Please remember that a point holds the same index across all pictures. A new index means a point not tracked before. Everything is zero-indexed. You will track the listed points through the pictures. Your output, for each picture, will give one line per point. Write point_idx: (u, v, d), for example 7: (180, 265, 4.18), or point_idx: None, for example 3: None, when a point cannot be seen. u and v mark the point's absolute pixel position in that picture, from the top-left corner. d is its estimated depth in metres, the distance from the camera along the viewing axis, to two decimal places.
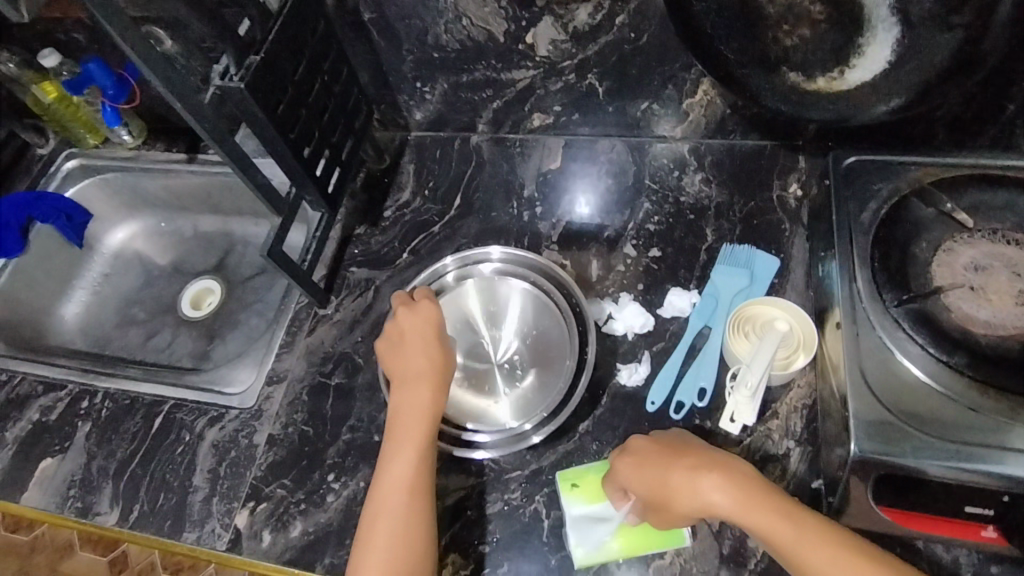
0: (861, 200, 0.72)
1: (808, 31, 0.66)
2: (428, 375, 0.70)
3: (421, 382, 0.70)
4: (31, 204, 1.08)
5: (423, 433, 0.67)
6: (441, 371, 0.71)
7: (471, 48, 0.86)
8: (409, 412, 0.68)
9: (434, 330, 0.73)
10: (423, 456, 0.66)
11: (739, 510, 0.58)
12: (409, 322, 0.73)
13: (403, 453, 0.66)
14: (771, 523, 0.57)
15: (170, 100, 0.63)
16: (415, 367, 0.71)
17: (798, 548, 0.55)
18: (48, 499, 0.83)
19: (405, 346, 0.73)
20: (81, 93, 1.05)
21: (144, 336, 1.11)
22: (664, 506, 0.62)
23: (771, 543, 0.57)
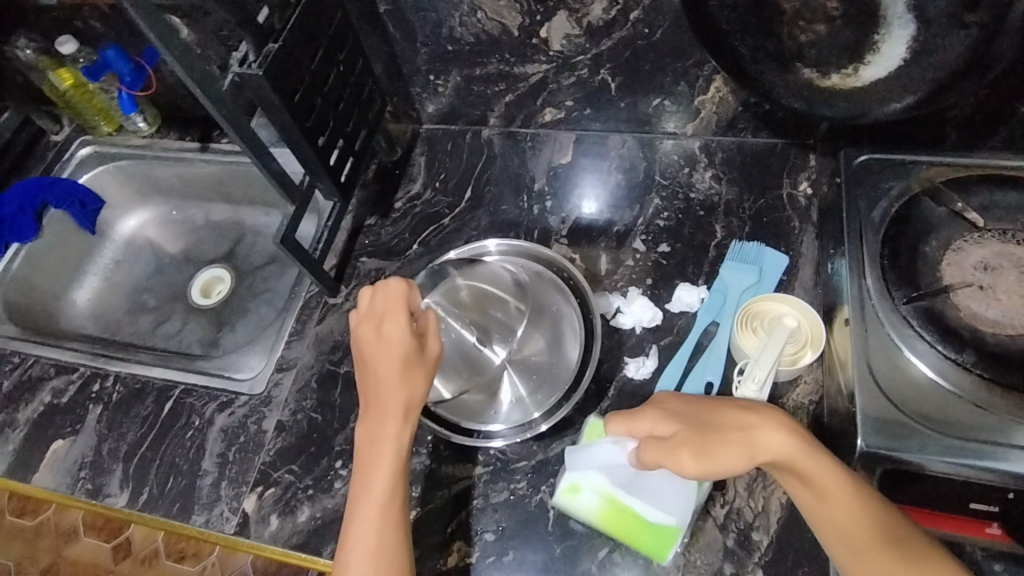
0: (871, 199, 0.73)
1: (824, 27, 0.67)
2: (393, 409, 0.64)
3: (388, 413, 0.64)
4: (45, 189, 1.10)
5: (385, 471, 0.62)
6: (408, 404, 0.64)
7: (485, 41, 0.86)
8: (377, 445, 0.63)
9: (400, 361, 0.64)
10: (392, 495, 0.62)
11: (802, 455, 0.57)
12: (374, 350, 0.65)
13: (372, 486, 0.62)
14: (829, 476, 0.56)
15: (189, 84, 0.64)
16: (383, 396, 0.64)
17: (848, 500, 0.56)
18: (59, 479, 0.84)
19: (370, 374, 0.65)
20: (100, 79, 1.05)
21: (154, 323, 1.12)
22: (706, 453, 0.59)
23: (822, 495, 0.56)
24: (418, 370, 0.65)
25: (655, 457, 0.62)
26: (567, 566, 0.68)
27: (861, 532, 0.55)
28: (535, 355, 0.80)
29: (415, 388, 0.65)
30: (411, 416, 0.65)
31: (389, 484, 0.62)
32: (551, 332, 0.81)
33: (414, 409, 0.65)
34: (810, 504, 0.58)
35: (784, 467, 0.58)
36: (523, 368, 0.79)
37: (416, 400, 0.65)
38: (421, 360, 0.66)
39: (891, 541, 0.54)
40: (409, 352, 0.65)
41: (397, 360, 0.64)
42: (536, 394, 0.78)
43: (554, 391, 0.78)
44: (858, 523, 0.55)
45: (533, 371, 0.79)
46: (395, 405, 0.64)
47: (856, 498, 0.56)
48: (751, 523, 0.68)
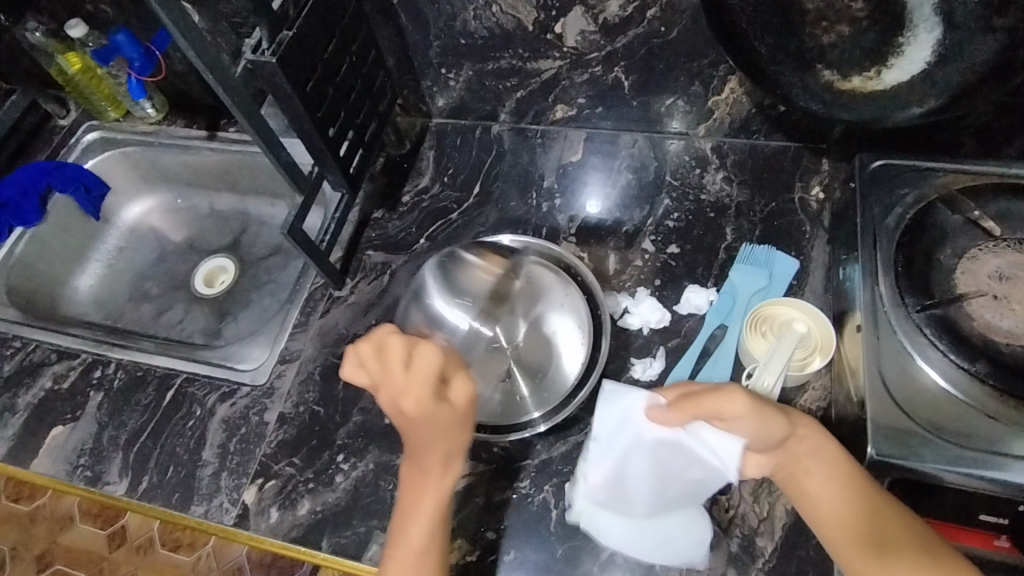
0: (885, 204, 0.72)
1: (847, 28, 0.66)
2: (438, 461, 0.62)
3: (433, 462, 0.62)
4: (51, 173, 1.09)
5: (428, 525, 0.62)
6: (449, 450, 0.62)
7: (499, 35, 0.86)
8: (422, 493, 0.62)
9: (437, 436, 0.60)
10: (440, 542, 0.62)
11: (823, 447, 0.59)
12: (412, 424, 0.60)
13: (412, 528, 0.62)
14: (851, 471, 0.57)
15: (201, 68, 0.63)
16: (425, 454, 0.62)
17: (869, 492, 0.56)
18: (58, 466, 0.84)
19: (405, 431, 0.61)
20: (109, 63, 1.05)
21: (157, 311, 1.12)
22: (759, 406, 0.57)
23: (851, 488, 0.56)
24: (461, 420, 0.61)
25: (703, 402, 0.57)
26: (569, 567, 0.68)
27: (889, 529, 0.54)
28: (538, 352, 0.80)
29: (462, 435, 0.62)
30: (456, 459, 0.63)
31: (435, 536, 0.62)
32: (555, 328, 0.81)
33: (461, 452, 0.63)
34: (838, 499, 0.56)
35: (801, 458, 0.59)
36: (528, 364, 0.80)
37: (462, 444, 0.62)
38: (459, 410, 0.61)
39: (917, 531, 0.54)
40: (449, 408, 0.60)
41: (426, 424, 0.59)
42: (543, 392, 0.78)
43: (559, 389, 0.77)
44: (887, 518, 0.55)
45: (537, 369, 0.80)
46: (437, 458, 0.62)
47: (874, 496, 0.56)
48: (756, 528, 0.67)
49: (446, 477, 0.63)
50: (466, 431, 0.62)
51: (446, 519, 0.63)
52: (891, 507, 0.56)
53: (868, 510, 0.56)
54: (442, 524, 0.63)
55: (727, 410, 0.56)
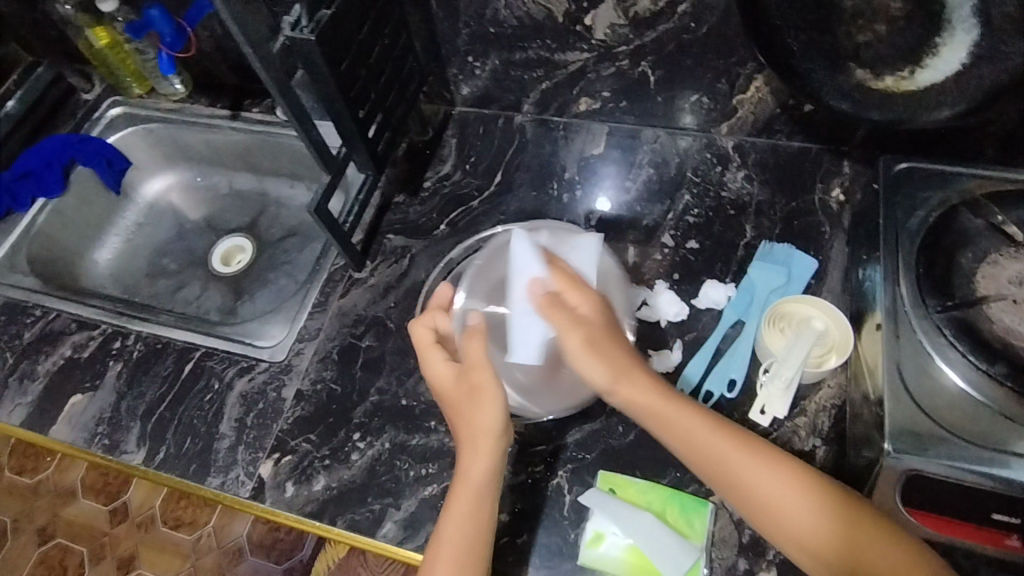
0: (908, 207, 0.73)
1: (883, 27, 0.66)
2: (464, 438, 0.64)
3: (464, 443, 0.64)
4: (74, 146, 1.11)
5: (473, 511, 0.62)
6: (470, 428, 0.63)
7: (529, 25, 0.86)
8: (463, 475, 0.63)
9: (454, 410, 0.65)
10: (478, 528, 0.61)
11: (671, 416, 0.62)
12: (442, 397, 0.66)
13: (453, 510, 0.62)
14: (725, 453, 0.60)
15: (241, 42, 0.64)
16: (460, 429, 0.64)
17: (768, 481, 0.59)
18: (77, 433, 0.85)
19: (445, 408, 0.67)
20: (142, 37, 1.05)
21: (174, 288, 1.13)
22: (589, 346, 0.63)
23: (722, 467, 0.60)
24: (470, 395, 0.63)
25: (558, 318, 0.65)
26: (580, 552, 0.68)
27: (816, 524, 0.56)
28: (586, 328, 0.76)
29: (480, 413, 0.62)
30: (483, 444, 0.62)
31: (471, 526, 0.61)
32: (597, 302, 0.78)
33: (488, 436, 0.62)
34: (720, 480, 0.60)
35: (655, 427, 0.63)
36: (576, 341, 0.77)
37: (492, 424, 0.62)
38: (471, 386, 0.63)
39: (809, 504, 0.57)
40: (451, 379, 0.65)
41: (445, 395, 0.66)
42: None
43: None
44: (790, 503, 0.58)
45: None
46: (465, 434, 0.63)
47: (796, 490, 0.58)
48: None
49: (475, 458, 0.63)
50: (485, 409, 0.62)
51: (485, 502, 0.62)
52: (805, 498, 0.58)
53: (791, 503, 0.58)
54: (480, 510, 0.62)
55: (563, 334, 0.64)
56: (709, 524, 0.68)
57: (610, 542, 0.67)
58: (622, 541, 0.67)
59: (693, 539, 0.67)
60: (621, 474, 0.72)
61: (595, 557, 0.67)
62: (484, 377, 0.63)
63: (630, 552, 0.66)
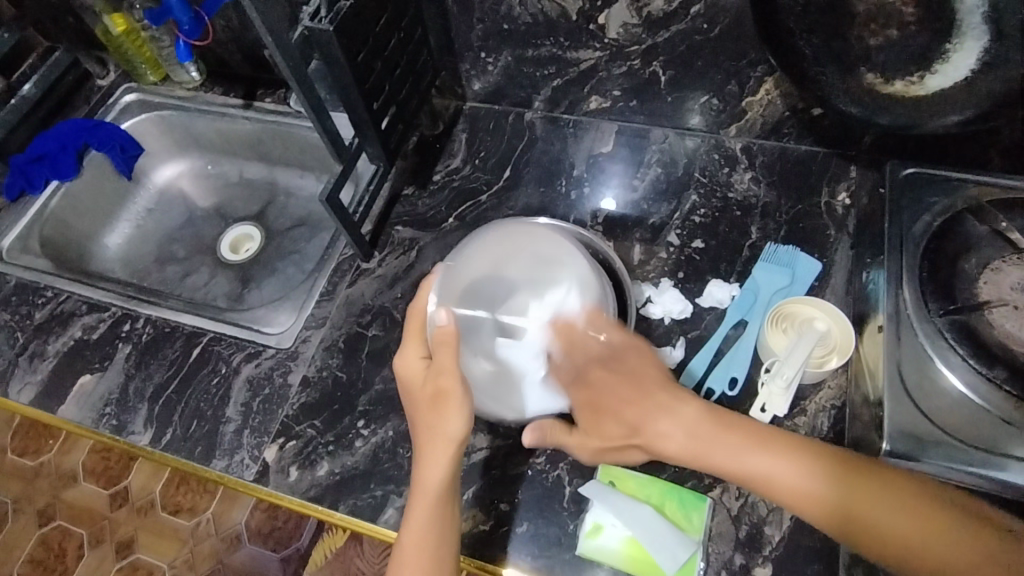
0: (914, 211, 0.73)
1: (894, 33, 0.67)
2: (424, 442, 0.64)
3: (423, 447, 0.64)
4: (89, 130, 1.13)
5: (435, 512, 0.62)
6: (431, 433, 0.63)
7: (542, 22, 0.87)
8: (421, 478, 0.63)
9: (417, 412, 0.65)
10: (437, 536, 0.62)
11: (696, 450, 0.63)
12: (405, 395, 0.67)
13: (414, 509, 0.63)
14: (764, 465, 0.60)
15: (262, 31, 0.65)
16: (422, 432, 0.64)
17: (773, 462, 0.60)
18: (85, 412, 0.86)
19: (409, 407, 0.67)
20: (161, 24, 1.04)
21: (182, 273, 1.14)
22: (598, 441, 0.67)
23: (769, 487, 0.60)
24: (434, 402, 0.63)
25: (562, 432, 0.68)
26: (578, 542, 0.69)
27: (859, 503, 0.56)
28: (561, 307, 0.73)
29: (445, 420, 0.63)
30: (442, 449, 0.63)
31: (433, 528, 0.62)
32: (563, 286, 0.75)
33: (450, 443, 0.63)
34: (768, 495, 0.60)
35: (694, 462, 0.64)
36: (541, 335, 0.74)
37: (454, 431, 0.63)
38: (438, 393, 0.63)
39: (802, 473, 0.59)
40: (419, 378, 0.66)
41: (413, 392, 0.66)
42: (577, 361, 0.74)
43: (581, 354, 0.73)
44: (797, 480, 0.59)
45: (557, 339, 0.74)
46: (424, 438, 0.64)
47: (796, 455, 0.60)
48: (764, 517, 0.69)
49: (432, 464, 0.63)
50: (455, 415, 0.63)
51: (444, 506, 0.63)
52: (802, 470, 0.59)
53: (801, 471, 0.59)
54: (441, 519, 0.63)
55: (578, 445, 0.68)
56: (705, 518, 0.68)
57: (609, 534, 0.68)
58: (620, 533, 0.68)
59: (690, 533, 0.68)
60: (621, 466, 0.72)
61: (593, 548, 0.68)
62: (451, 383, 0.63)
63: (629, 545, 0.67)
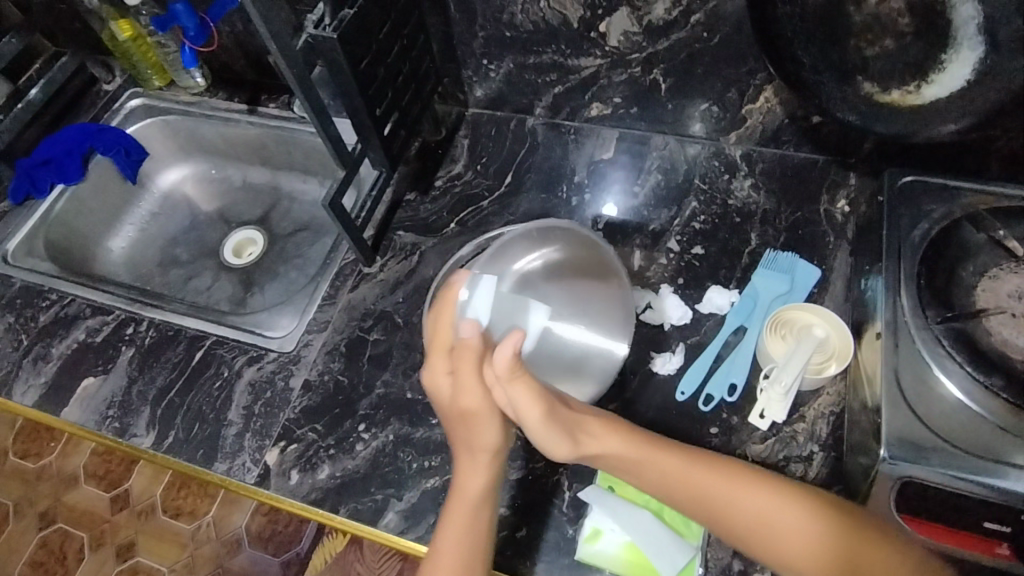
0: (912, 218, 0.74)
1: (891, 42, 0.68)
2: (462, 451, 0.65)
3: (461, 457, 0.66)
4: (93, 135, 1.13)
5: (471, 522, 0.64)
6: (469, 444, 0.64)
7: (544, 30, 0.88)
8: (459, 490, 0.64)
9: (445, 414, 0.65)
10: (475, 546, 0.63)
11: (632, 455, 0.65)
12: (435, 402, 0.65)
13: (450, 517, 0.64)
14: (748, 496, 0.62)
15: (267, 38, 0.66)
16: (460, 438, 0.65)
17: (783, 509, 0.61)
18: (88, 415, 0.86)
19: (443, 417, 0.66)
20: (167, 30, 1.05)
21: (185, 277, 1.15)
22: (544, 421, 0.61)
23: (726, 508, 0.62)
24: (464, 421, 0.62)
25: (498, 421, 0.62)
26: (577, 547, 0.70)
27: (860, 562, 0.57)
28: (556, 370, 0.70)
29: (479, 433, 0.63)
30: (480, 461, 0.64)
31: (467, 538, 0.63)
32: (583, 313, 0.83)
33: (487, 451, 0.64)
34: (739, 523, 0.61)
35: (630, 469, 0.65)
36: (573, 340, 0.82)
37: (492, 442, 0.63)
38: (465, 414, 0.62)
39: (815, 525, 0.60)
40: (448, 398, 0.63)
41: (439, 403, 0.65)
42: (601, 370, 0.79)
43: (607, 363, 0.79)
44: (805, 534, 0.60)
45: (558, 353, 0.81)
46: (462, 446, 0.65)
47: (822, 511, 0.60)
48: None
49: (473, 473, 0.64)
50: (490, 426, 0.62)
51: (481, 517, 0.64)
52: (806, 523, 0.60)
53: (813, 522, 0.60)
54: (475, 527, 0.64)
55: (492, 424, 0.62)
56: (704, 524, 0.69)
57: (608, 539, 0.68)
58: (619, 538, 0.68)
59: (690, 540, 0.68)
60: None
61: (592, 553, 0.68)
62: (475, 404, 0.61)
63: (628, 550, 0.67)
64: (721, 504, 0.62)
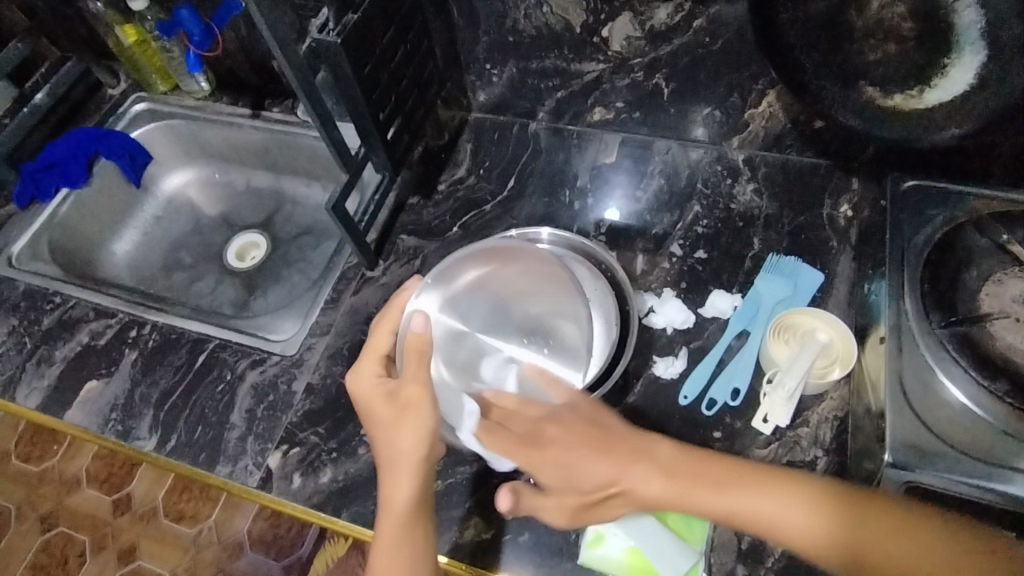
0: (915, 223, 0.74)
1: (894, 47, 0.68)
2: (386, 459, 0.61)
3: (386, 465, 0.61)
4: (99, 139, 1.14)
5: (404, 529, 0.60)
6: (390, 449, 0.61)
7: (547, 35, 0.88)
8: (387, 497, 0.61)
9: (376, 423, 0.62)
10: (411, 554, 0.60)
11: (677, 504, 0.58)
12: (370, 415, 0.63)
13: (381, 526, 0.61)
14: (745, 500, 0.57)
15: (271, 43, 0.66)
16: (385, 447, 0.61)
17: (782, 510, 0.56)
18: (91, 418, 0.87)
19: (369, 422, 0.63)
20: (172, 36, 1.07)
21: (189, 281, 1.15)
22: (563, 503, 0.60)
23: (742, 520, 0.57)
24: (398, 411, 0.61)
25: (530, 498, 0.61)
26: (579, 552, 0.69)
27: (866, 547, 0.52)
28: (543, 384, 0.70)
29: (403, 434, 0.60)
30: (404, 466, 0.60)
31: (401, 548, 0.60)
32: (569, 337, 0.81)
33: (414, 456, 0.60)
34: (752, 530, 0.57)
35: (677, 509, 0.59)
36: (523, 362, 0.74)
37: (414, 445, 0.60)
38: (400, 404, 0.61)
39: (813, 514, 0.55)
40: (380, 401, 0.62)
41: (371, 407, 0.62)
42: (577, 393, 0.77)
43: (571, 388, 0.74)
44: (803, 527, 0.55)
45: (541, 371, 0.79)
46: (386, 452, 0.61)
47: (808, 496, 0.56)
48: None
49: (399, 484, 0.60)
50: (416, 426, 0.60)
51: (415, 523, 0.61)
52: (796, 512, 0.55)
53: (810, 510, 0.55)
54: (410, 535, 0.61)
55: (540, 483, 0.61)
56: (708, 529, 0.68)
57: (612, 544, 0.68)
58: (623, 542, 0.67)
59: (693, 545, 0.68)
60: None
61: (596, 558, 0.67)
62: (418, 394, 0.61)
63: (631, 555, 0.67)
64: (737, 514, 0.57)
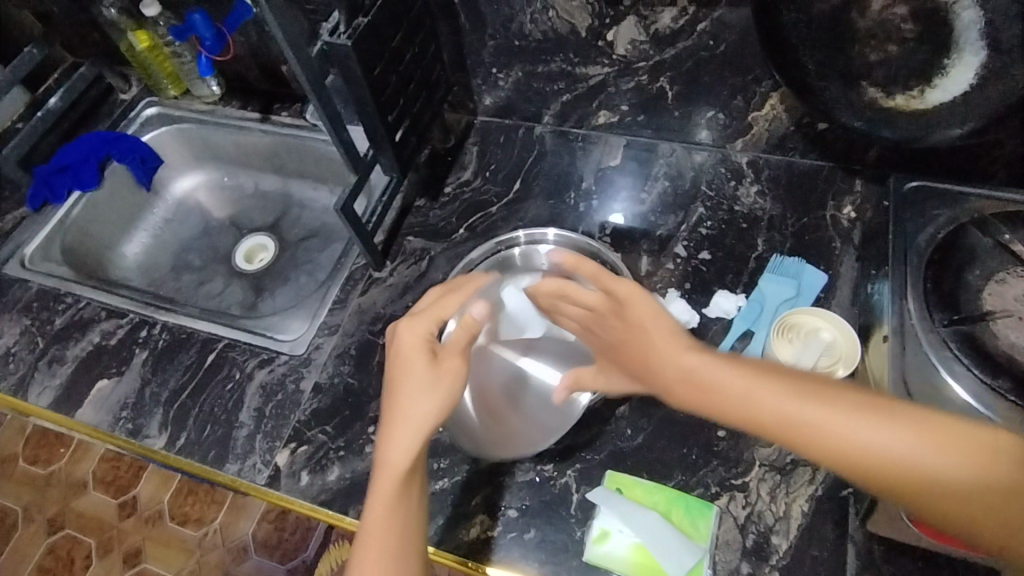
0: (917, 222, 0.74)
1: (896, 47, 0.69)
2: (393, 421, 0.61)
3: (392, 422, 0.61)
4: (110, 142, 1.16)
5: (399, 495, 0.60)
6: (405, 410, 0.61)
7: (553, 39, 0.89)
8: (384, 462, 0.60)
9: (399, 382, 0.63)
10: (403, 525, 0.59)
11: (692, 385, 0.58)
12: (400, 368, 0.64)
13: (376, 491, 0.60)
14: (730, 385, 0.55)
15: (284, 46, 0.68)
16: (397, 406, 0.62)
17: (758, 389, 0.54)
18: (102, 416, 0.88)
19: (392, 379, 0.64)
20: (184, 40, 1.07)
21: (197, 282, 1.16)
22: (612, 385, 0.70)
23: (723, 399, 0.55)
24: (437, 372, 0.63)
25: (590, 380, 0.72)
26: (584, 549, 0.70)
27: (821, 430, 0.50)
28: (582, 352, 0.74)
29: (422, 399, 0.61)
30: (412, 431, 0.60)
31: (393, 517, 0.59)
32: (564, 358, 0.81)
33: (427, 424, 0.61)
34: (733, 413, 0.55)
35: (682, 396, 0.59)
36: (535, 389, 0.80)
37: (432, 410, 0.61)
38: (439, 369, 0.63)
39: (789, 398, 0.53)
40: (416, 357, 0.63)
41: (402, 363, 0.64)
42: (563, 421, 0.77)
43: (565, 420, 0.77)
44: (773, 407, 0.53)
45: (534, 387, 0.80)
46: (399, 410, 0.61)
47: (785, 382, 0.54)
48: (771, 526, 0.69)
49: (397, 447, 0.60)
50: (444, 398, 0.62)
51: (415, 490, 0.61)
52: (771, 398, 0.53)
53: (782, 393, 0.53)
54: (404, 501, 0.60)
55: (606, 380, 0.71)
56: (712, 525, 0.69)
57: (617, 540, 0.69)
58: (628, 538, 0.69)
59: (698, 542, 0.68)
60: (629, 473, 0.73)
61: (601, 554, 0.68)
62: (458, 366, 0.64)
63: (636, 551, 0.68)
64: (727, 395, 0.55)
